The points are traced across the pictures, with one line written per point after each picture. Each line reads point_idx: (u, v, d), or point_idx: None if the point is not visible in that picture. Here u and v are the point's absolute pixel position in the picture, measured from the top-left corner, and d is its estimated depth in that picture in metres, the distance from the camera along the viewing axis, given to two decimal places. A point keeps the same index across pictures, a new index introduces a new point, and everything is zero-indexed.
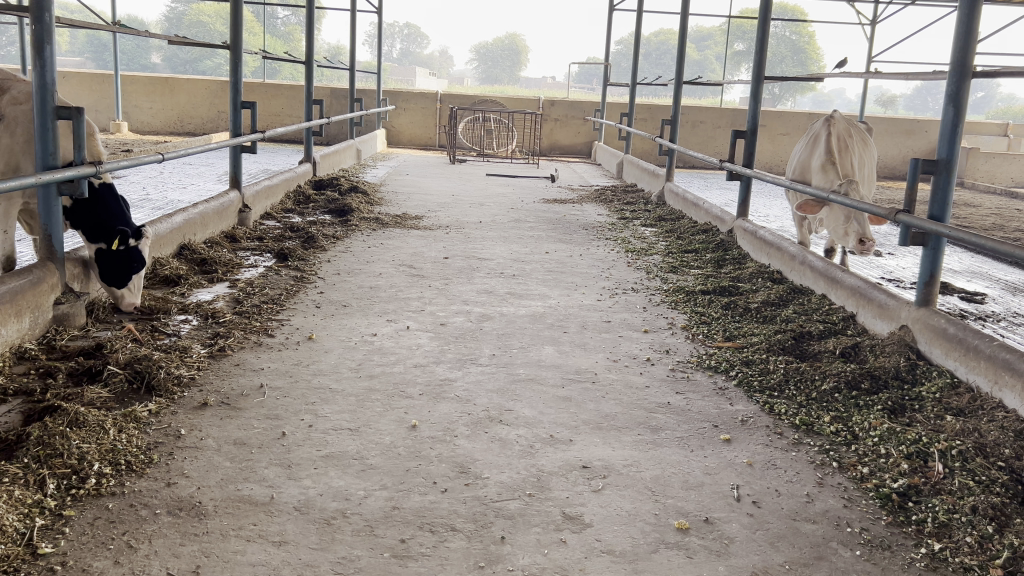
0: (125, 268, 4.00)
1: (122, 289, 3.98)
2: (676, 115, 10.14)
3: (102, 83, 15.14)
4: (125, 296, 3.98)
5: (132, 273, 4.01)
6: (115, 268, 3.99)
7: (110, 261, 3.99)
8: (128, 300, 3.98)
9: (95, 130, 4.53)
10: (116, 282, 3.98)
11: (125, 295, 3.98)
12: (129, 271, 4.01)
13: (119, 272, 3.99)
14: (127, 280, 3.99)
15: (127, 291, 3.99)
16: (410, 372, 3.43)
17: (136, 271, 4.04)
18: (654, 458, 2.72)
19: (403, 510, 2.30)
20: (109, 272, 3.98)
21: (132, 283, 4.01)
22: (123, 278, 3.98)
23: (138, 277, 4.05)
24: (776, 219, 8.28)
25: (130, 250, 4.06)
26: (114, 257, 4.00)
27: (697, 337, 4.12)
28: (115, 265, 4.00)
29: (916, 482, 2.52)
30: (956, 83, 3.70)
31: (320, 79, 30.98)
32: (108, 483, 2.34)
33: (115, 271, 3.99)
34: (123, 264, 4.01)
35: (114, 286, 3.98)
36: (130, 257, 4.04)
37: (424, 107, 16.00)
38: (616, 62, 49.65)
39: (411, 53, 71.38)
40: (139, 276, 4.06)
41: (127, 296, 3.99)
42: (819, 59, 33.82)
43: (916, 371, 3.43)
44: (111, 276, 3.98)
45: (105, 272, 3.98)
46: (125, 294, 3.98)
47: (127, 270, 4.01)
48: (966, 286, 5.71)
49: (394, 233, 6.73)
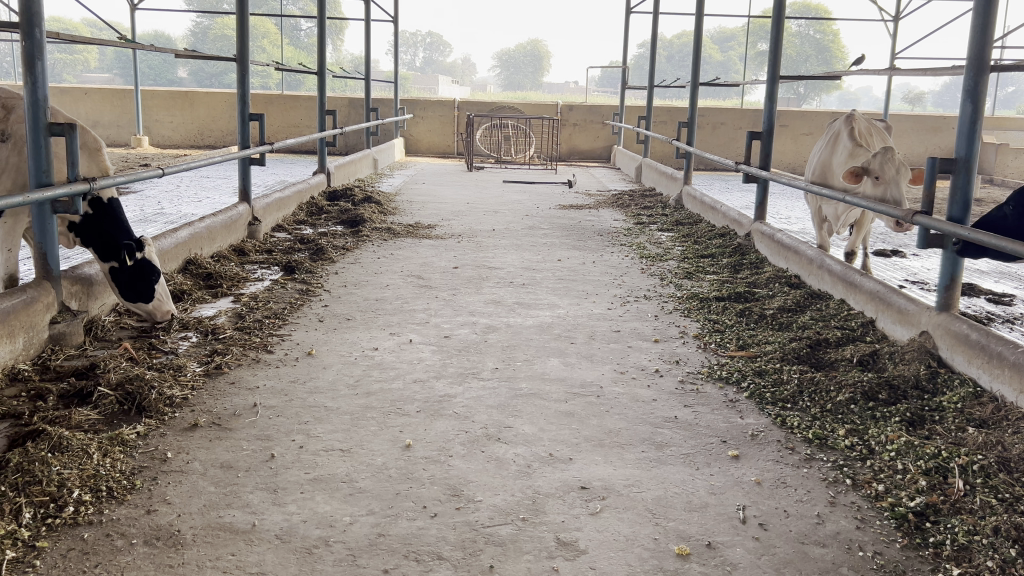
0: (144, 281, 4.02)
1: (150, 303, 4.02)
2: (693, 118, 9.98)
3: (123, 98, 15.30)
4: (157, 308, 4.03)
5: (154, 284, 4.05)
6: (135, 284, 4.00)
7: (125, 280, 4.01)
8: (161, 311, 4.04)
9: (103, 144, 4.45)
10: (141, 298, 4.02)
11: (156, 306, 4.02)
12: (151, 285, 4.03)
13: (140, 286, 4.01)
14: (152, 293, 4.04)
15: (156, 304, 4.03)
16: (408, 388, 3.33)
17: (157, 282, 4.07)
18: (657, 477, 2.59)
19: (389, 538, 2.20)
20: (129, 288, 4.00)
21: (157, 294, 4.05)
22: (149, 292, 4.03)
23: (158, 286, 4.08)
24: (797, 220, 8.10)
25: (140, 263, 4.05)
26: (128, 272, 4.02)
27: (709, 346, 3.99)
28: (134, 280, 4.01)
29: (935, 500, 2.37)
30: (973, 79, 3.53)
31: (342, 90, 31.17)
32: (86, 512, 2.27)
33: (138, 287, 4.00)
34: (140, 278, 4.02)
35: (143, 301, 4.02)
36: (144, 270, 4.04)
37: (441, 115, 15.96)
38: (638, 65, 49.46)
39: (434, 61, 71.71)
40: (160, 285, 4.10)
41: (158, 308, 4.03)
42: (844, 56, 33.42)
43: (937, 381, 3.27)
44: (133, 292, 4.01)
45: (129, 289, 4.00)
46: (158, 306, 4.03)
47: (148, 285, 4.03)
48: (993, 288, 5.49)
49: (405, 244, 6.65)
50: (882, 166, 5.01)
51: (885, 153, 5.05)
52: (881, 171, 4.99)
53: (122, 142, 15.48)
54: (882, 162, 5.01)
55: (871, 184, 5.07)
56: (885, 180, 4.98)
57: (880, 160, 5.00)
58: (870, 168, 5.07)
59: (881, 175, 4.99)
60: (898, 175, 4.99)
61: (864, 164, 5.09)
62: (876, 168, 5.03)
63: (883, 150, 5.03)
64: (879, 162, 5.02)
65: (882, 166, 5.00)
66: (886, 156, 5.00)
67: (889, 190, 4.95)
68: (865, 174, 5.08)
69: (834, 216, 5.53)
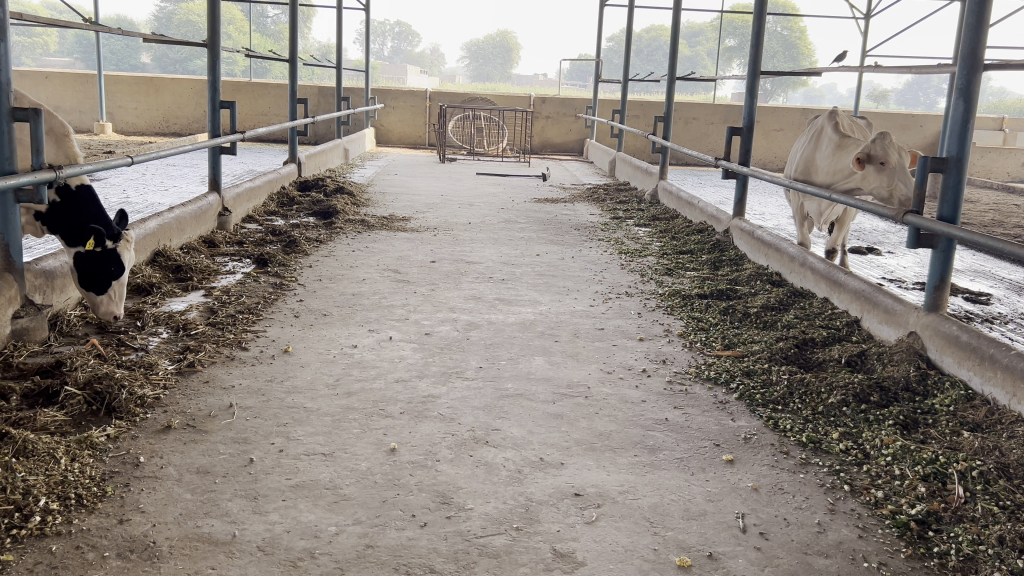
0: (103, 274, 3.84)
1: (101, 297, 3.81)
2: (667, 113, 9.95)
3: (85, 84, 14.87)
4: (106, 305, 3.80)
5: (112, 279, 3.85)
6: (96, 275, 3.83)
7: (86, 268, 3.86)
8: (108, 309, 3.80)
9: (72, 130, 4.29)
10: (96, 289, 3.82)
11: (106, 304, 3.80)
12: (109, 278, 3.85)
13: (98, 278, 3.83)
14: (107, 287, 3.83)
15: (106, 300, 3.80)
16: (391, 389, 3.21)
17: (116, 277, 3.88)
18: (653, 483, 2.52)
19: (378, 550, 2.09)
20: (88, 278, 3.83)
21: (111, 290, 3.85)
22: (104, 285, 3.83)
23: (120, 283, 3.89)
24: (772, 217, 8.10)
25: (106, 252, 3.93)
26: (92, 260, 3.89)
27: (694, 345, 3.93)
28: (96, 271, 3.86)
29: (937, 508, 2.33)
30: (966, 77, 3.52)
31: (311, 78, 30.71)
32: (54, 521, 2.13)
33: (96, 277, 3.83)
34: (101, 269, 3.86)
35: (95, 293, 3.82)
36: (106, 261, 3.90)
37: (413, 105, 15.75)
38: (608, 59, 49.45)
39: (403, 50, 71.02)
40: (120, 281, 3.90)
41: (107, 305, 3.80)
42: (812, 53, 33.77)
43: (927, 382, 3.24)
44: (90, 283, 3.83)
45: (88, 279, 3.83)
46: (106, 302, 3.80)
47: (106, 278, 3.85)
48: (970, 286, 5.53)
49: (380, 237, 6.50)
50: (884, 150, 4.91)
51: (882, 138, 4.96)
52: (885, 156, 4.88)
53: (83, 128, 15.04)
54: (882, 148, 4.92)
55: (874, 170, 4.95)
56: (891, 164, 4.86)
57: (882, 145, 4.89)
58: (870, 155, 4.95)
59: (885, 159, 4.89)
60: (902, 157, 4.89)
61: (865, 151, 4.97)
62: (879, 154, 4.91)
63: (880, 135, 4.93)
64: (881, 147, 4.92)
65: (884, 150, 4.90)
66: (886, 141, 4.92)
67: (897, 174, 4.84)
68: (868, 161, 4.95)
69: (818, 213, 5.49)
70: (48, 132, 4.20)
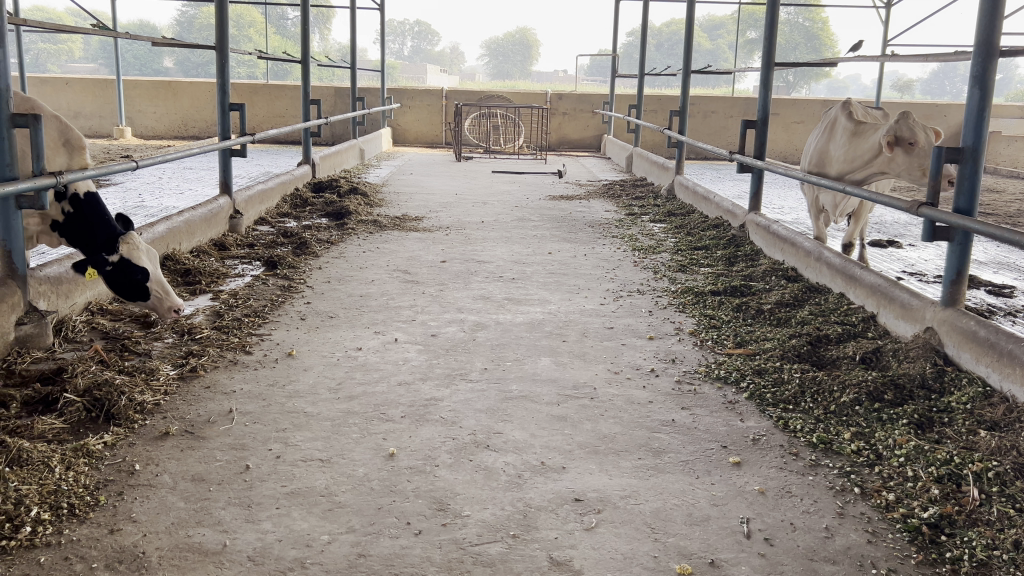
0: (134, 283, 3.88)
1: (151, 300, 3.90)
2: (683, 106, 9.82)
3: (105, 89, 15.02)
4: (166, 302, 3.90)
5: (145, 284, 3.89)
6: (131, 284, 3.89)
7: (116, 284, 3.90)
8: (169, 305, 3.90)
9: (86, 144, 4.31)
10: (141, 296, 3.91)
11: (164, 302, 3.90)
12: (142, 284, 3.89)
13: (134, 286, 3.89)
14: (150, 291, 3.90)
15: (159, 300, 3.90)
16: (393, 392, 3.17)
17: (148, 279, 3.90)
18: (656, 487, 2.45)
19: (370, 559, 2.05)
20: (126, 291, 3.90)
21: (155, 290, 3.91)
22: (144, 291, 3.90)
23: (155, 280, 3.92)
24: (791, 211, 7.97)
25: (116, 267, 3.89)
26: (114, 277, 3.89)
27: (706, 344, 3.84)
28: (125, 283, 3.89)
29: (950, 511, 2.24)
30: (981, 65, 3.40)
31: (329, 79, 30.81)
32: (44, 532, 2.11)
33: (131, 289, 3.89)
34: (127, 281, 3.89)
35: (143, 301, 3.91)
36: (127, 270, 3.89)
37: (430, 104, 15.73)
38: (628, 54, 49.13)
39: (422, 50, 71.15)
40: (152, 278, 3.92)
41: (164, 303, 3.90)
42: (834, 44, 33.33)
43: (944, 379, 3.14)
44: (130, 294, 3.91)
45: (127, 291, 3.90)
46: (159, 302, 3.90)
47: (139, 285, 3.89)
48: (993, 279, 5.39)
49: (391, 237, 6.48)
50: (911, 131, 4.86)
51: (906, 118, 4.91)
52: (914, 137, 4.84)
53: (103, 134, 15.20)
54: (909, 128, 4.88)
55: (903, 152, 4.91)
56: (920, 144, 4.83)
57: (908, 125, 4.84)
58: (898, 137, 4.90)
59: (914, 139, 4.85)
60: (928, 135, 4.86)
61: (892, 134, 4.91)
62: (907, 135, 4.86)
63: (904, 115, 4.89)
64: (908, 128, 4.87)
65: (911, 130, 4.86)
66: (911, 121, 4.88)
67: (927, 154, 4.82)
68: (896, 144, 4.90)
69: (834, 206, 5.38)
70: (64, 143, 4.22)
